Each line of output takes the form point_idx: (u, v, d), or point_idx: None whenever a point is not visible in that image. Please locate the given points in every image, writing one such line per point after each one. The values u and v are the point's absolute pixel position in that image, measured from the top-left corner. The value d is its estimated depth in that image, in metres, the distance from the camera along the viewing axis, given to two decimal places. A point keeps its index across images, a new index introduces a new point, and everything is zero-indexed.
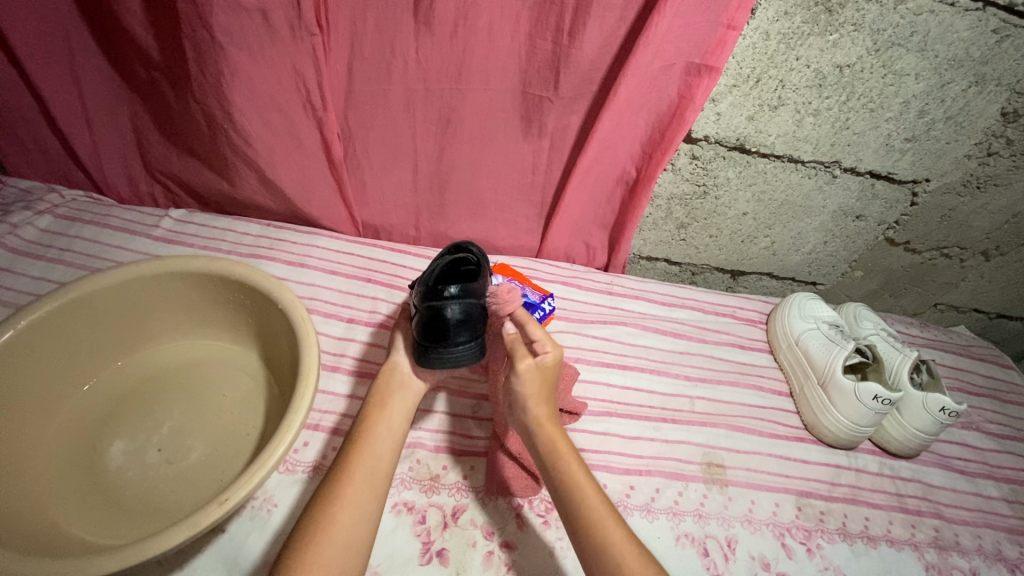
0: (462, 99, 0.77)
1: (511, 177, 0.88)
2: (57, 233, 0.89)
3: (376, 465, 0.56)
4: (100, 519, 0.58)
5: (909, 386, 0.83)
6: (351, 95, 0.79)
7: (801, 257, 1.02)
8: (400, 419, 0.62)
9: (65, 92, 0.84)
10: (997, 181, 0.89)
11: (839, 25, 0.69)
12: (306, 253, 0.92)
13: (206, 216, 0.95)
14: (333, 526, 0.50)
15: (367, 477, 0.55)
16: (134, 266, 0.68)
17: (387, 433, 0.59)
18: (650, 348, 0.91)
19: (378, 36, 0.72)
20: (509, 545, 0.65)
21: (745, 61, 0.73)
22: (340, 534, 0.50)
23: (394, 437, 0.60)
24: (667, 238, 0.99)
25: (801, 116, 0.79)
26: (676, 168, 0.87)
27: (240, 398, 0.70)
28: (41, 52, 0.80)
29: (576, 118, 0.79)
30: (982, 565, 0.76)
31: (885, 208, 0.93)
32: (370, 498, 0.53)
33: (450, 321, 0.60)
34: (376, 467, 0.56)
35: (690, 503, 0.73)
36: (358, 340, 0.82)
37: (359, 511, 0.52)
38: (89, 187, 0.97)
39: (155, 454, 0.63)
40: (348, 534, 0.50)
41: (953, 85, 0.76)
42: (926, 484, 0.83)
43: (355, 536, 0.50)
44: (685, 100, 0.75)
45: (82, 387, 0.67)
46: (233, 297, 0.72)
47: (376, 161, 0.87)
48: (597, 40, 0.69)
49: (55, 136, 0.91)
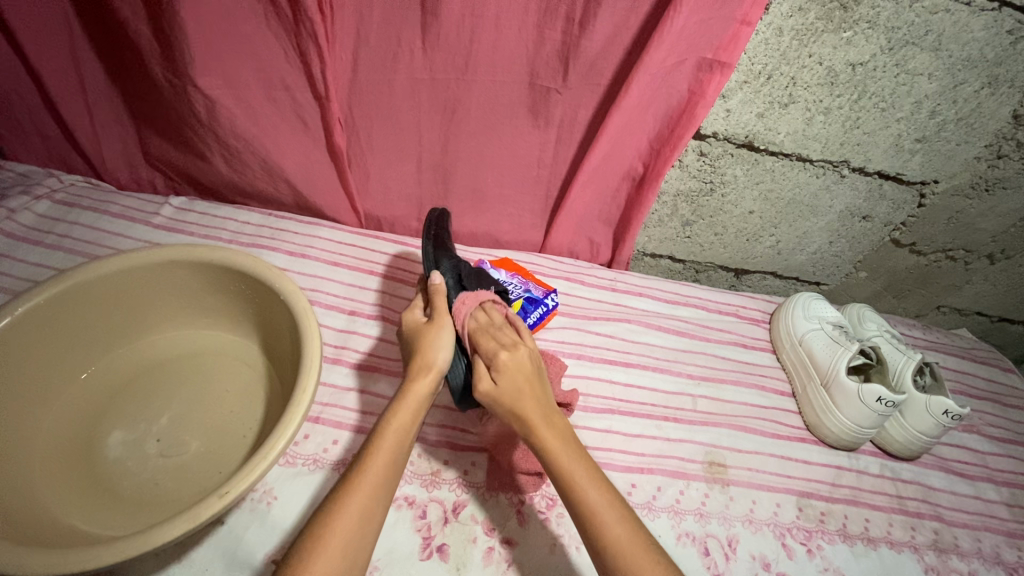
0: (468, 89, 0.76)
1: (516, 170, 0.87)
2: (55, 219, 0.88)
3: (393, 462, 0.53)
4: (98, 510, 0.57)
5: (912, 388, 0.82)
6: (354, 84, 0.77)
7: (806, 257, 1.02)
8: (425, 412, 0.59)
9: (64, 76, 0.83)
10: (1005, 184, 0.88)
11: (853, 22, 0.68)
12: (308, 244, 0.91)
13: (206, 205, 0.94)
14: (338, 525, 0.47)
15: (381, 476, 0.51)
16: (134, 255, 0.67)
17: (406, 424, 0.56)
18: (653, 345, 0.90)
19: (384, 25, 0.71)
20: (510, 541, 0.65)
21: (757, 57, 0.71)
22: (345, 537, 0.47)
23: (414, 430, 0.57)
24: (672, 235, 0.98)
25: (811, 115, 0.78)
26: (684, 165, 0.86)
27: (241, 390, 0.69)
28: (40, 34, 0.78)
29: (583, 111, 0.78)
30: (981, 568, 0.76)
31: (893, 208, 0.92)
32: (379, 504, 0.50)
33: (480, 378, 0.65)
34: (393, 463, 0.53)
35: (691, 502, 0.73)
36: (361, 332, 0.82)
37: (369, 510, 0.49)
38: (88, 172, 0.96)
39: (154, 445, 0.63)
40: (357, 535, 0.48)
41: (966, 86, 0.75)
42: (927, 486, 0.83)
43: (362, 538, 0.48)
44: (695, 96, 0.74)
45: (80, 375, 0.66)
46: (234, 287, 0.71)
47: (379, 152, 0.86)
48: (606, 32, 0.68)
49: (53, 118, 0.90)
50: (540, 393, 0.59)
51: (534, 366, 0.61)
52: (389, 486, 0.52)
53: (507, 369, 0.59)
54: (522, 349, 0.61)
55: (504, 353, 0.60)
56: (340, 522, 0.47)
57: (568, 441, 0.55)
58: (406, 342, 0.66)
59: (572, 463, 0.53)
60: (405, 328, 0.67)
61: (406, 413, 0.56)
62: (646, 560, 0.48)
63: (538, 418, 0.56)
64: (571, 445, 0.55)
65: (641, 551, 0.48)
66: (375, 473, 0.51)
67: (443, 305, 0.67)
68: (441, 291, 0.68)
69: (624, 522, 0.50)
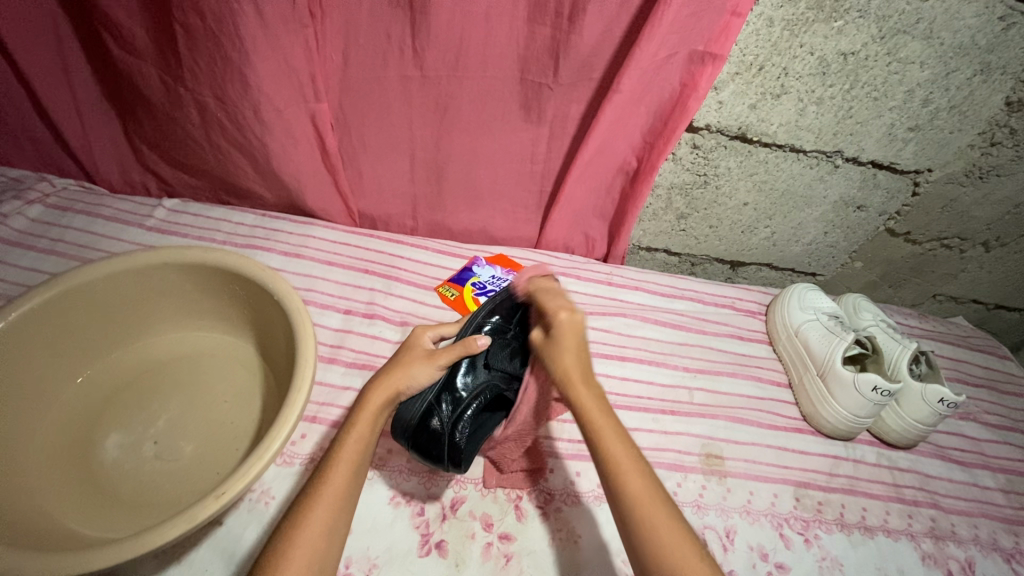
0: (459, 86, 0.76)
1: (510, 166, 0.87)
2: (47, 224, 0.88)
3: (351, 479, 0.52)
4: (97, 514, 0.57)
5: (908, 377, 0.82)
6: (346, 83, 0.77)
7: (802, 248, 1.02)
8: (383, 426, 0.57)
9: (54, 81, 0.82)
10: (999, 171, 0.88)
11: (844, 11, 0.67)
12: (302, 244, 0.91)
13: (200, 206, 0.94)
14: (297, 547, 0.47)
15: (338, 496, 0.51)
16: (127, 258, 0.67)
17: (363, 441, 0.54)
18: (649, 339, 0.91)
19: (373, 24, 0.70)
20: (508, 536, 0.65)
21: (748, 48, 0.71)
22: (303, 559, 0.46)
23: (372, 447, 0.55)
24: (667, 228, 0.98)
25: (803, 105, 0.77)
26: (677, 158, 0.86)
27: (237, 391, 0.69)
28: (28, 38, 0.78)
29: (575, 106, 0.78)
30: (978, 554, 0.76)
31: (887, 198, 0.92)
32: (340, 518, 0.50)
33: (427, 433, 0.59)
34: (350, 484, 0.52)
35: (689, 494, 0.73)
36: (356, 331, 0.82)
37: (326, 533, 0.48)
38: (82, 176, 0.96)
39: (151, 447, 0.63)
40: (317, 556, 0.47)
41: (958, 74, 0.74)
42: (923, 474, 0.84)
43: (322, 558, 0.48)
44: (687, 88, 0.74)
45: (77, 378, 0.66)
46: (228, 288, 0.71)
47: (372, 151, 0.86)
48: (598, 28, 0.68)
49: (44, 123, 0.89)
50: (585, 354, 0.62)
51: (579, 338, 0.62)
52: (346, 506, 0.51)
53: (561, 330, 0.63)
54: (580, 315, 0.64)
55: (564, 313, 0.64)
56: (301, 540, 0.47)
57: (602, 402, 0.58)
58: (398, 352, 0.64)
59: (606, 426, 0.56)
60: (411, 339, 0.65)
61: (364, 427, 0.55)
62: (667, 524, 0.50)
63: (577, 375, 0.59)
64: (607, 415, 0.57)
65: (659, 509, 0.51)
66: (331, 495, 0.50)
67: (454, 351, 0.62)
68: (474, 350, 0.62)
69: (647, 483, 0.53)
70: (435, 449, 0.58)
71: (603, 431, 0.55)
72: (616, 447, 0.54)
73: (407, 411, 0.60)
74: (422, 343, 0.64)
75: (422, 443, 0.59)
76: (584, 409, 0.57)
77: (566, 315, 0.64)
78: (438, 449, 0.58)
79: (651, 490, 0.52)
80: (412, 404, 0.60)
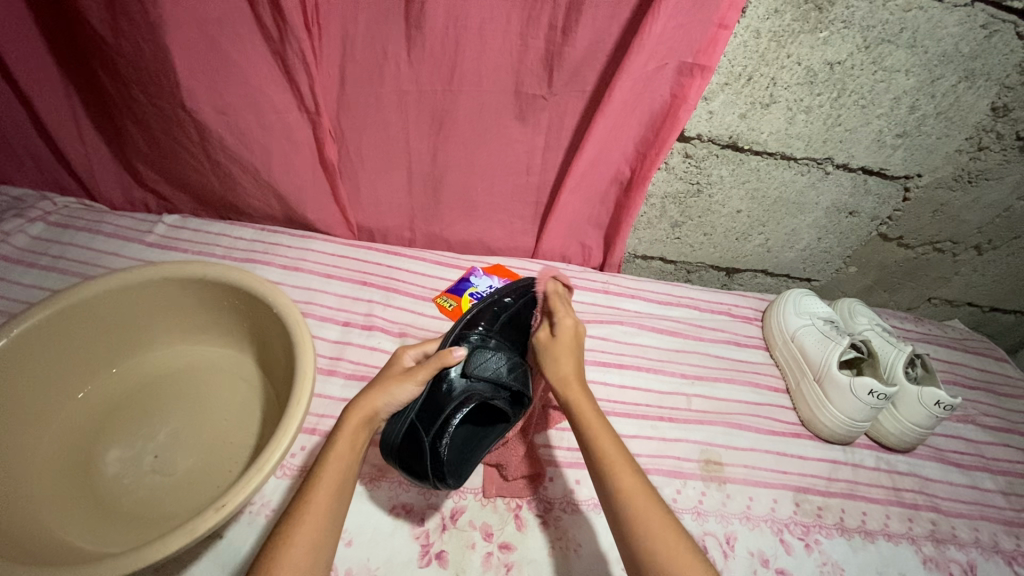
0: (454, 99, 0.77)
1: (505, 177, 0.88)
2: (49, 241, 0.89)
3: (336, 497, 0.52)
4: (97, 528, 0.57)
5: (904, 381, 0.83)
6: (343, 96, 0.78)
7: (796, 253, 1.03)
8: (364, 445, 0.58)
9: (56, 101, 0.84)
10: (987, 175, 0.89)
11: (828, 22, 0.69)
12: (301, 257, 0.92)
13: (200, 222, 0.95)
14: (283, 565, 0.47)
15: (325, 512, 0.51)
16: (128, 274, 0.67)
17: (344, 461, 0.55)
18: (647, 346, 0.91)
19: (367, 40, 0.72)
20: (509, 546, 0.65)
21: (736, 59, 0.73)
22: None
23: (353, 465, 0.56)
24: (662, 237, 0.99)
25: (793, 114, 0.79)
26: (670, 167, 0.87)
27: (237, 404, 0.70)
28: (30, 59, 0.79)
29: (569, 118, 0.79)
30: (979, 558, 0.76)
31: (878, 203, 0.93)
32: (326, 534, 0.50)
33: (410, 454, 0.58)
34: (335, 500, 0.52)
35: (689, 501, 0.73)
36: (354, 343, 0.82)
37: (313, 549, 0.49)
38: (82, 194, 0.97)
39: (152, 461, 0.63)
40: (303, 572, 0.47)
41: (943, 81, 0.76)
42: (922, 477, 0.84)
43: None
44: (677, 99, 0.75)
45: (78, 394, 0.66)
46: (227, 301, 0.72)
47: (369, 165, 0.87)
48: (589, 42, 0.70)
49: (46, 142, 0.91)
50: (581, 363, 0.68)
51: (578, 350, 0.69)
52: (333, 523, 0.52)
53: (564, 339, 0.70)
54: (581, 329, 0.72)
55: (569, 321, 0.71)
56: (285, 559, 0.47)
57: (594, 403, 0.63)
58: (381, 371, 0.65)
59: (599, 424, 0.60)
60: (393, 359, 0.66)
61: (345, 446, 0.55)
62: (660, 517, 0.52)
63: (575, 377, 0.65)
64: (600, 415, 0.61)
65: (648, 504, 0.53)
66: (317, 512, 0.51)
67: (433, 365, 0.63)
68: (451, 361, 0.64)
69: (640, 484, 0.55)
70: (419, 466, 0.57)
71: (600, 432, 0.59)
72: (610, 447, 0.58)
73: (389, 432, 0.60)
74: (402, 361, 0.65)
75: (407, 462, 0.58)
76: (581, 408, 0.62)
77: (568, 321, 0.71)
78: (421, 466, 0.57)
79: (646, 493, 0.54)
80: (394, 425, 0.61)
